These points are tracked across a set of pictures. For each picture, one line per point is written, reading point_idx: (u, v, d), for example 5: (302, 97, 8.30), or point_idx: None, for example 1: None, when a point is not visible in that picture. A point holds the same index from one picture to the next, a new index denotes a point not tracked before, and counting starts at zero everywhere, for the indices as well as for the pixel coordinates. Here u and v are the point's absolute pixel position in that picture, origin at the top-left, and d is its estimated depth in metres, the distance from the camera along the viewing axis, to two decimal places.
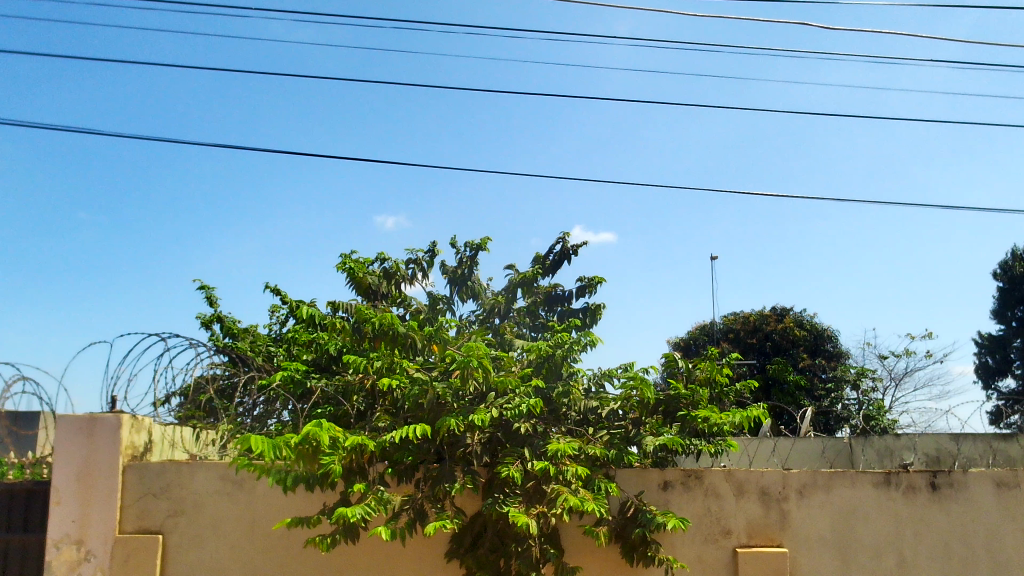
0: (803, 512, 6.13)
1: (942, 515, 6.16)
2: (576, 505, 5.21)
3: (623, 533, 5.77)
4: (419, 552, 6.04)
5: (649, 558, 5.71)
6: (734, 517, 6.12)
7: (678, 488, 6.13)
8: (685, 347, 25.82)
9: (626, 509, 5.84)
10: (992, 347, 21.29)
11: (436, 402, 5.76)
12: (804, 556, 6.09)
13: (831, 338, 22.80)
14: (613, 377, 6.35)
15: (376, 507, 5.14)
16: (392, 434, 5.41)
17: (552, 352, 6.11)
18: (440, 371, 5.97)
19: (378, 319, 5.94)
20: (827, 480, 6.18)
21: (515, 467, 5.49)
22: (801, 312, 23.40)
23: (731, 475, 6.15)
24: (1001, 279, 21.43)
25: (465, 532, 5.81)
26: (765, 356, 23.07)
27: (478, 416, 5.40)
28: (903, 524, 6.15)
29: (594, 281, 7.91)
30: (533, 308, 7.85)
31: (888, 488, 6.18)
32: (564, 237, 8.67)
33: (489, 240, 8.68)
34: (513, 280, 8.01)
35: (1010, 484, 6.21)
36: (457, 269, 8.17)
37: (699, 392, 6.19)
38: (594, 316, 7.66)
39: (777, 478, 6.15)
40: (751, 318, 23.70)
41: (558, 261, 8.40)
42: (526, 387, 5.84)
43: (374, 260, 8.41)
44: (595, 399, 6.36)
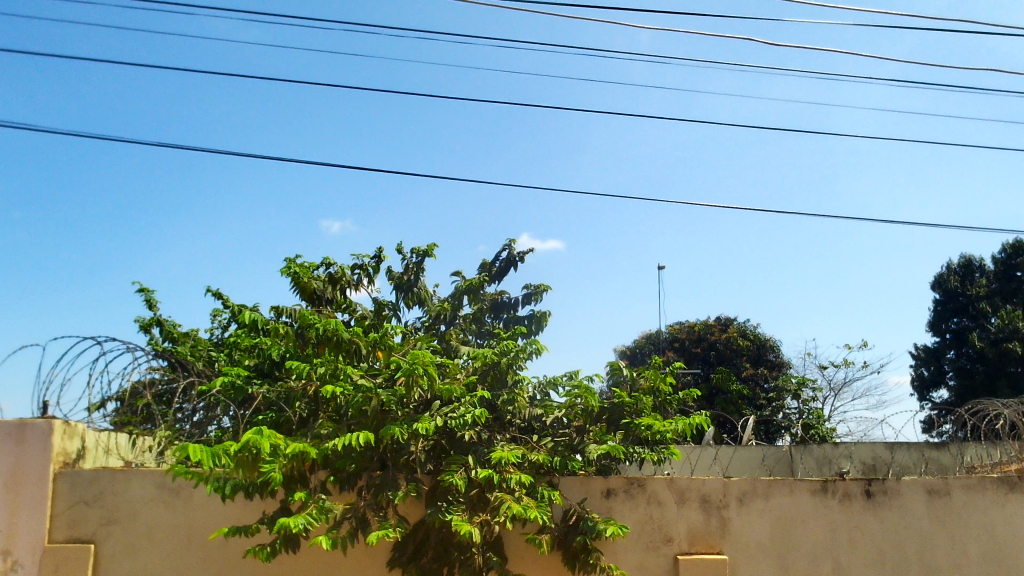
0: (742, 519, 6.22)
1: (875, 522, 6.31)
2: (519, 513, 5.24)
3: (566, 541, 5.79)
4: (361, 562, 5.97)
5: (591, 565, 5.72)
6: (675, 524, 6.18)
7: (621, 496, 6.16)
8: (630, 356, 26.09)
9: (569, 517, 5.87)
10: (927, 358, 21.88)
11: (381, 410, 5.71)
12: (743, 563, 6.17)
13: (773, 348, 23.25)
14: (558, 385, 6.38)
15: (318, 517, 5.05)
16: (335, 441, 5.32)
17: (497, 360, 6.12)
18: (385, 378, 5.97)
19: (322, 325, 5.81)
20: (767, 488, 6.28)
21: (458, 475, 5.43)
22: (744, 322, 23.84)
23: (673, 483, 6.22)
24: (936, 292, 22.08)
25: (407, 540, 5.76)
26: (709, 366, 23.37)
27: (422, 424, 5.37)
28: (837, 531, 6.27)
29: (539, 288, 7.87)
30: (480, 315, 7.73)
31: (825, 496, 6.30)
32: (511, 243, 8.50)
33: (437, 245, 8.21)
34: (459, 286, 7.85)
35: (941, 493, 6.36)
36: (402, 275, 7.94)
37: (642, 401, 6.33)
38: (541, 324, 7.61)
39: (717, 486, 6.24)
40: (696, 328, 24.10)
41: (505, 268, 8.31)
42: (472, 396, 5.82)
43: (319, 263, 7.91)
44: (540, 406, 6.41)
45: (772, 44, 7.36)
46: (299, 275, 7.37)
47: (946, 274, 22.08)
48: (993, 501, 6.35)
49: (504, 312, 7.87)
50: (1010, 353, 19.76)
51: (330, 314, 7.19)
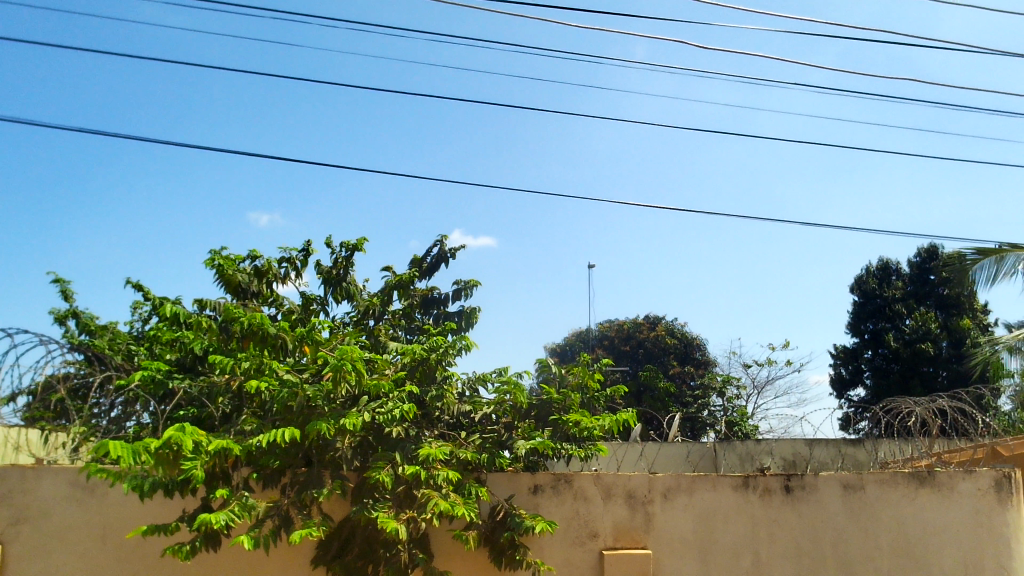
0: (666, 514, 6.33)
1: (793, 516, 6.48)
2: (446, 510, 5.22)
3: (492, 537, 5.81)
4: (283, 561, 5.87)
5: (517, 561, 5.74)
6: (601, 519, 6.25)
7: (548, 491, 6.21)
8: (560, 353, 26.28)
9: (496, 514, 5.88)
10: (845, 358, 22.60)
11: (306, 406, 5.61)
12: (667, 558, 6.27)
13: (700, 347, 23.70)
14: (487, 381, 6.37)
15: (240, 514, 4.92)
16: (259, 437, 5.20)
17: (426, 355, 6.08)
18: (312, 373, 5.88)
19: (247, 318, 5.67)
20: (690, 483, 6.41)
21: (385, 472, 5.37)
22: (672, 321, 24.24)
23: (600, 478, 6.29)
24: (855, 294, 22.83)
25: (332, 537, 5.70)
26: (637, 363, 23.73)
27: (349, 420, 5.29)
28: (757, 525, 6.43)
29: (469, 284, 7.85)
30: (410, 311, 7.63)
31: (746, 491, 6.45)
32: (442, 239, 8.37)
33: (365, 241, 7.71)
34: (388, 280, 7.72)
35: (856, 487, 6.57)
36: (331, 269, 7.77)
37: (570, 398, 6.40)
38: (470, 321, 7.57)
39: (643, 481, 6.33)
40: (625, 326, 24.44)
41: (435, 264, 8.25)
42: (400, 391, 5.77)
43: (245, 257, 7.59)
44: (468, 403, 6.39)
45: (704, 48, 7.47)
46: (224, 268, 7.16)
47: (864, 277, 22.85)
48: (904, 495, 6.59)
49: (434, 308, 7.83)
50: (923, 353, 20.73)
51: (256, 307, 7.03)
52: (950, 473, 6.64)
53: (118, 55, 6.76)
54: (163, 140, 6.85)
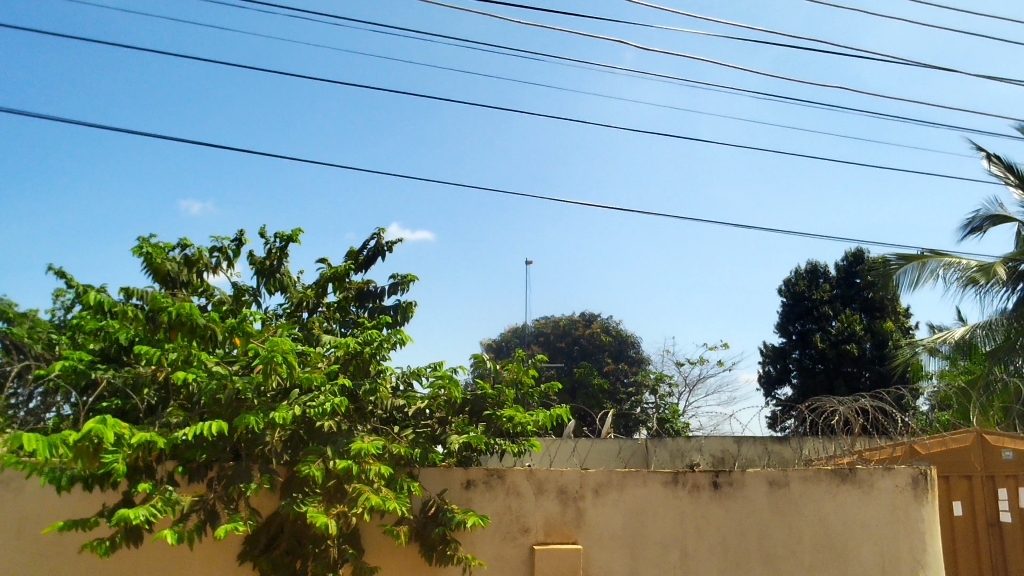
0: (597, 510, 6.39)
1: (720, 512, 6.61)
2: (377, 505, 5.18)
3: (423, 532, 5.80)
4: (208, 557, 5.75)
5: (447, 557, 5.73)
6: (533, 515, 6.28)
7: (480, 486, 6.21)
8: (496, 349, 26.31)
9: (428, 509, 5.87)
10: (774, 357, 23.19)
11: (235, 398, 5.52)
12: (596, 553, 6.33)
13: (634, 344, 24.06)
14: (422, 376, 6.34)
15: (163, 509, 4.79)
16: (185, 430, 5.07)
17: (360, 349, 6.02)
18: (241, 366, 5.79)
19: (175, 308, 5.50)
20: (621, 479, 6.48)
21: (316, 466, 5.30)
22: (607, 318, 24.51)
23: (532, 474, 6.32)
24: (784, 296, 23.44)
25: (260, 533, 5.58)
26: (572, 360, 23.92)
27: (279, 413, 5.20)
28: (686, 520, 6.54)
29: (406, 278, 7.77)
30: (345, 304, 7.52)
31: (675, 487, 6.56)
32: (380, 233, 8.21)
33: (302, 231, 7.58)
34: (324, 272, 7.59)
35: (781, 483, 6.73)
36: (264, 260, 7.62)
37: (505, 393, 6.42)
38: (406, 315, 7.49)
39: (575, 477, 6.39)
40: (561, 322, 24.62)
41: (372, 258, 8.15)
42: (332, 384, 5.71)
43: (175, 245, 7.39)
44: (402, 397, 6.36)
45: (641, 49, 7.56)
46: (152, 257, 6.95)
47: (793, 279, 23.45)
48: (827, 491, 6.78)
49: (369, 302, 7.75)
50: (847, 353, 21.38)
51: (185, 298, 6.86)
52: (870, 470, 6.86)
53: (38, 32, 6.39)
54: (88, 123, 6.64)
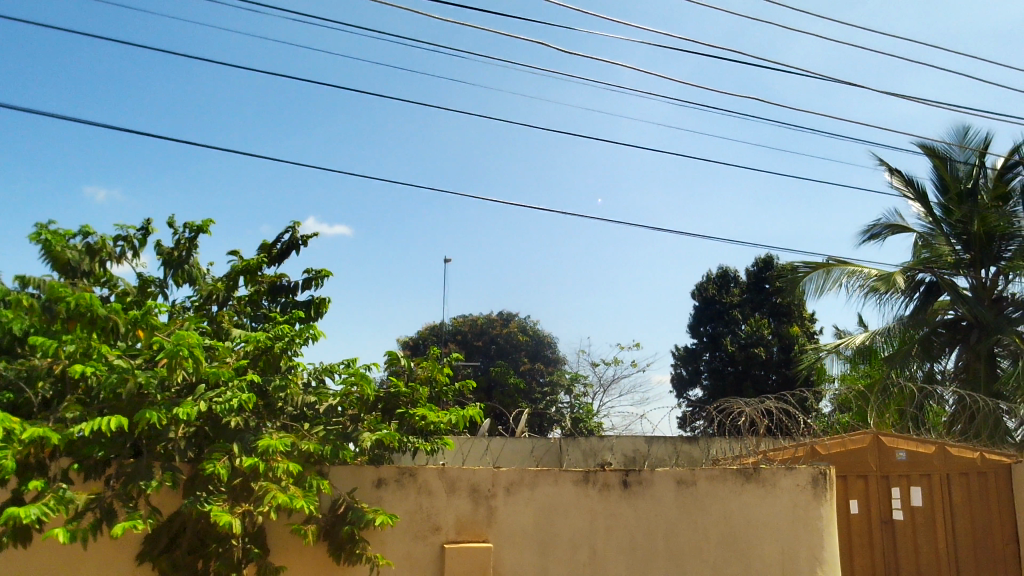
0: (508, 508, 6.41)
1: (630, 510, 6.71)
2: (285, 503, 5.08)
3: (332, 531, 5.74)
4: (104, 557, 5.53)
5: (356, 556, 5.70)
6: (444, 513, 6.25)
7: (391, 485, 6.15)
8: (412, 347, 26.11)
9: (337, 507, 5.81)
10: (686, 359, 23.70)
11: (137, 393, 5.33)
12: (507, 551, 6.35)
13: (550, 344, 24.26)
14: (334, 372, 6.24)
15: (55, 507, 4.58)
16: (82, 426, 4.85)
17: (270, 344, 5.90)
18: (144, 359, 5.57)
19: (74, 298, 5.28)
20: (534, 478, 6.51)
21: (221, 464, 5.16)
22: (524, 318, 24.63)
23: (444, 472, 6.30)
24: (696, 299, 23.99)
25: (160, 533, 5.39)
26: (489, 359, 23.87)
27: (183, 409, 5.04)
28: (596, 518, 6.62)
29: (320, 273, 7.62)
30: (256, 297, 7.35)
31: (586, 485, 6.63)
32: (295, 226, 8.02)
33: (213, 222, 7.40)
34: (235, 265, 7.39)
35: (688, 482, 6.88)
36: (172, 251, 7.38)
37: (418, 391, 6.38)
38: (320, 310, 7.35)
39: (487, 475, 6.39)
40: (478, 321, 24.54)
41: (285, 252, 7.96)
42: (240, 379, 5.55)
43: (76, 233, 7.10)
44: (313, 394, 6.25)
45: (565, 51, 7.59)
46: (51, 244, 6.66)
47: (705, 283, 24.00)
48: (731, 490, 6.96)
49: (282, 296, 7.52)
50: (755, 356, 22.04)
51: (86, 287, 6.58)
52: (774, 470, 7.07)
53: None
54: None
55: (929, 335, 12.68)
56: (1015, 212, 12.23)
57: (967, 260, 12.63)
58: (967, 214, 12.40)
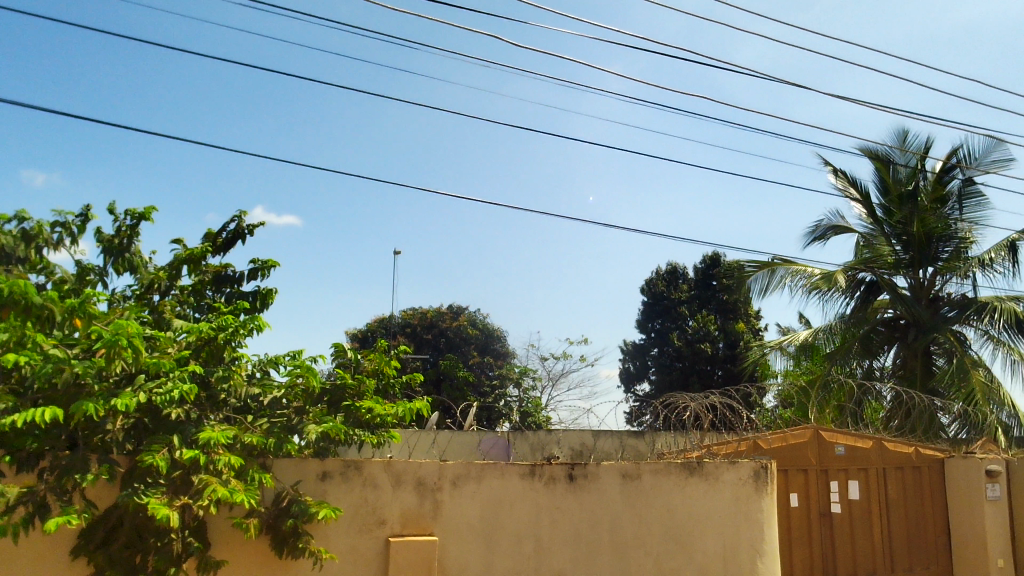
0: (454, 501, 6.40)
1: (575, 503, 6.76)
2: (225, 497, 5.01)
3: (274, 524, 5.68)
4: (36, 552, 5.37)
5: (298, 550, 5.65)
6: (389, 507, 6.22)
7: (336, 478, 6.10)
8: (361, 339, 25.87)
9: (280, 500, 5.74)
10: (634, 354, 23.93)
11: (73, 384, 5.18)
12: (452, 545, 6.34)
13: (499, 337, 24.30)
14: (279, 364, 6.15)
15: None
16: (15, 417, 4.70)
17: (214, 335, 5.79)
18: (82, 349, 5.40)
19: (8, 285, 5.11)
20: (480, 471, 6.52)
21: (160, 456, 5.05)
22: (474, 311, 24.59)
23: (390, 466, 6.26)
24: (645, 295, 24.21)
25: (96, 527, 5.25)
26: (438, 352, 23.80)
27: (121, 400, 4.92)
28: (541, 511, 6.64)
29: (266, 263, 7.49)
30: (200, 288, 7.20)
31: (532, 478, 6.66)
32: (241, 215, 7.87)
33: (156, 209, 7.22)
34: (178, 254, 7.23)
35: (633, 476, 6.95)
36: (113, 238, 7.20)
37: (365, 383, 6.34)
38: (266, 301, 7.24)
39: (433, 468, 6.37)
40: (428, 314, 24.39)
41: (231, 241, 7.81)
42: (182, 370, 5.43)
43: (11, 218, 6.86)
44: (257, 385, 6.15)
45: (517, 45, 7.58)
46: None
47: (654, 279, 24.24)
48: (675, 483, 7.05)
49: (226, 286, 7.39)
50: (701, 352, 22.37)
51: (21, 275, 6.37)
52: (716, 463, 7.19)
53: None
54: None
55: (869, 333, 12.99)
56: (951, 216, 12.60)
57: (907, 260, 12.93)
58: (908, 215, 12.72)
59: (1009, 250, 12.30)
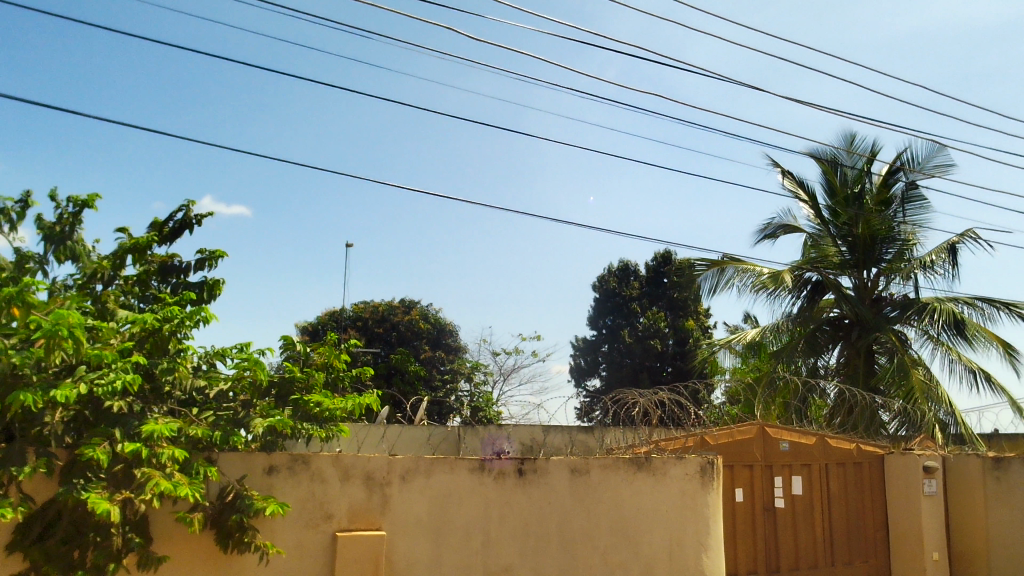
0: (403, 495, 6.38)
1: (523, 497, 6.78)
2: (168, 491, 4.92)
3: (219, 519, 5.60)
4: None
5: (244, 544, 5.60)
6: (337, 501, 6.17)
7: (283, 472, 6.03)
8: (311, 332, 25.56)
9: (225, 494, 5.67)
10: (585, 350, 24.10)
11: (10, 375, 5.04)
12: (400, 540, 6.32)
13: (451, 332, 24.28)
14: (226, 356, 6.06)
15: None
16: None
17: (158, 326, 5.68)
18: (19, 340, 5.25)
19: None
20: (428, 466, 6.50)
21: (101, 449, 4.94)
22: (426, 305, 24.49)
23: (338, 460, 6.22)
24: (598, 291, 24.39)
25: (32, 522, 5.12)
26: (390, 346, 23.65)
27: (60, 392, 4.80)
28: (490, 506, 6.65)
29: (214, 254, 7.35)
30: (145, 277, 7.03)
31: (481, 473, 6.66)
32: (188, 205, 7.72)
33: (99, 196, 7.05)
34: (122, 243, 7.06)
35: (582, 471, 6.99)
36: (54, 225, 7.01)
37: (314, 376, 6.28)
38: (213, 293, 7.11)
39: (382, 463, 6.34)
40: (380, 308, 24.18)
41: (178, 230, 7.67)
42: (124, 362, 5.32)
43: None
44: (203, 378, 6.04)
45: (474, 38, 7.56)
46: None
47: (606, 276, 24.43)
48: (623, 478, 7.12)
49: (172, 276, 7.26)
50: (652, 349, 22.63)
51: None
52: (664, 458, 7.28)
53: None
54: None
55: (815, 332, 13.26)
56: (895, 218, 12.91)
57: (852, 261, 13.21)
58: (853, 217, 13.00)
59: (950, 253, 12.65)
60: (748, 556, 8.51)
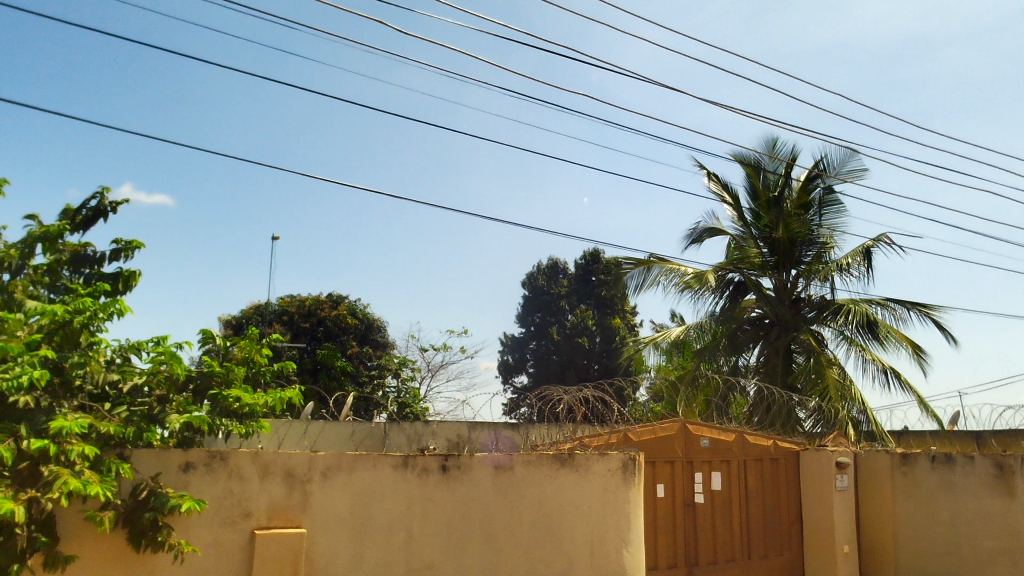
0: (324, 492, 6.29)
1: (446, 494, 6.76)
2: (77, 490, 4.75)
3: (132, 517, 5.44)
4: None
5: (157, 543, 5.46)
6: (256, 498, 6.06)
7: (199, 469, 5.88)
8: (235, 326, 24.96)
9: (138, 492, 5.50)
10: (513, 346, 24.17)
11: None
12: (320, 537, 6.23)
13: (379, 328, 24.07)
14: (141, 350, 5.88)
15: None
16: None
17: (69, 318, 5.47)
18: None
19: None
20: (351, 462, 6.44)
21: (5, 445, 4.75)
22: (354, 300, 24.20)
23: (258, 456, 6.10)
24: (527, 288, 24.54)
25: None
26: (316, 341, 23.24)
27: None
28: (413, 503, 6.61)
29: (130, 244, 7.13)
30: (55, 267, 6.77)
31: (404, 470, 6.62)
32: (103, 192, 7.46)
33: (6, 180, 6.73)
34: (31, 230, 6.79)
35: (506, 467, 7.01)
36: None
37: (233, 371, 6.14)
38: (128, 284, 6.90)
39: (303, 460, 6.25)
40: (307, 302, 23.75)
41: (92, 218, 7.40)
42: (31, 355, 5.11)
43: None
44: (116, 371, 5.84)
45: (404, 33, 7.52)
46: None
47: (535, 274, 24.58)
48: (546, 474, 7.17)
49: (85, 266, 7.00)
50: (580, 346, 22.85)
51: None
52: (587, 455, 7.36)
53: None
54: None
55: (736, 331, 13.59)
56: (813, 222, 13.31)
57: (773, 262, 13.57)
58: (773, 220, 13.35)
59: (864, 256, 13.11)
60: (668, 551, 8.65)
